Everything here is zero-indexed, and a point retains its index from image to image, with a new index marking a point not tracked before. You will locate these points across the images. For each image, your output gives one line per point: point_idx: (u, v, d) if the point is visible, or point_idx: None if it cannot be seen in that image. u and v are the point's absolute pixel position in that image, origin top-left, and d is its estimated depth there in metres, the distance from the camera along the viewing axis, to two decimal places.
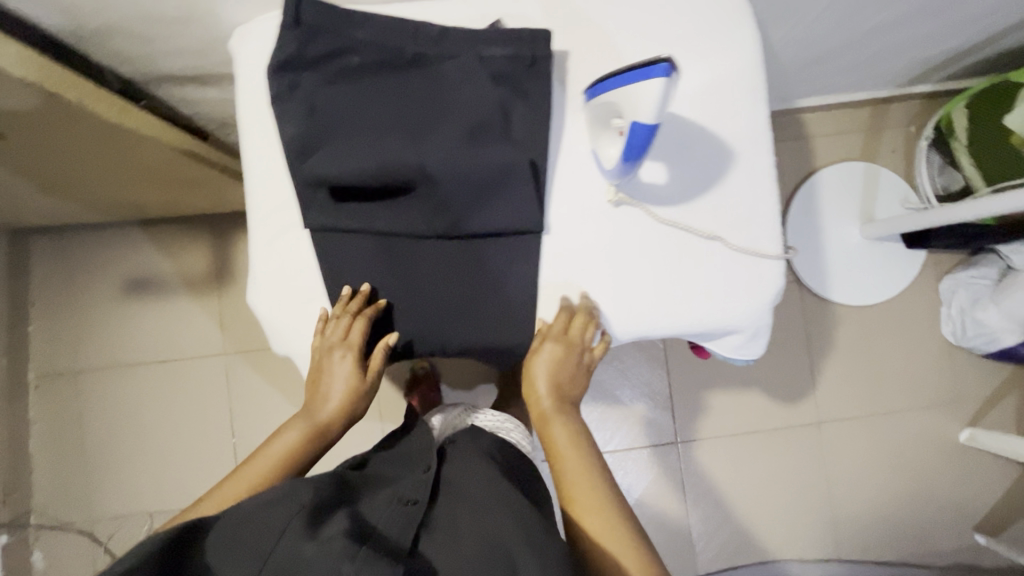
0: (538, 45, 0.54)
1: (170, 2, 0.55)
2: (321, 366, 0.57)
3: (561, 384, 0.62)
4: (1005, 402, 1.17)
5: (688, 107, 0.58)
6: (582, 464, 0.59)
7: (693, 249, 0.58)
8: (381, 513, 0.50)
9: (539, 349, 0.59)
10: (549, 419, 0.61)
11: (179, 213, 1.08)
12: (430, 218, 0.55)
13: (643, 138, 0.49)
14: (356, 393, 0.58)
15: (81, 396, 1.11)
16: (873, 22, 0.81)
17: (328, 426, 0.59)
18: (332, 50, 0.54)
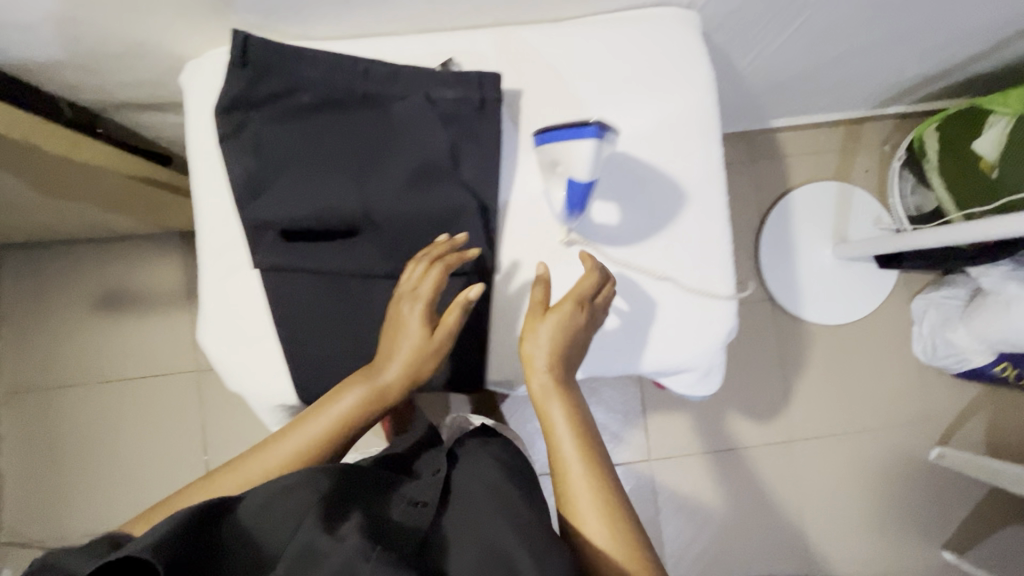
0: (487, 87, 0.54)
1: (116, 39, 0.54)
2: (392, 318, 0.53)
3: (563, 353, 0.54)
4: (975, 420, 1.19)
5: (641, 147, 0.58)
6: (583, 451, 0.52)
7: (646, 288, 0.58)
8: (394, 515, 0.47)
9: (551, 313, 0.54)
10: (549, 396, 0.54)
11: (148, 230, 1.07)
12: (381, 260, 0.54)
13: (581, 193, 0.52)
14: (425, 354, 0.53)
15: (49, 413, 1.10)
16: (837, 52, 0.81)
17: (389, 389, 0.53)
18: (279, 89, 0.53)
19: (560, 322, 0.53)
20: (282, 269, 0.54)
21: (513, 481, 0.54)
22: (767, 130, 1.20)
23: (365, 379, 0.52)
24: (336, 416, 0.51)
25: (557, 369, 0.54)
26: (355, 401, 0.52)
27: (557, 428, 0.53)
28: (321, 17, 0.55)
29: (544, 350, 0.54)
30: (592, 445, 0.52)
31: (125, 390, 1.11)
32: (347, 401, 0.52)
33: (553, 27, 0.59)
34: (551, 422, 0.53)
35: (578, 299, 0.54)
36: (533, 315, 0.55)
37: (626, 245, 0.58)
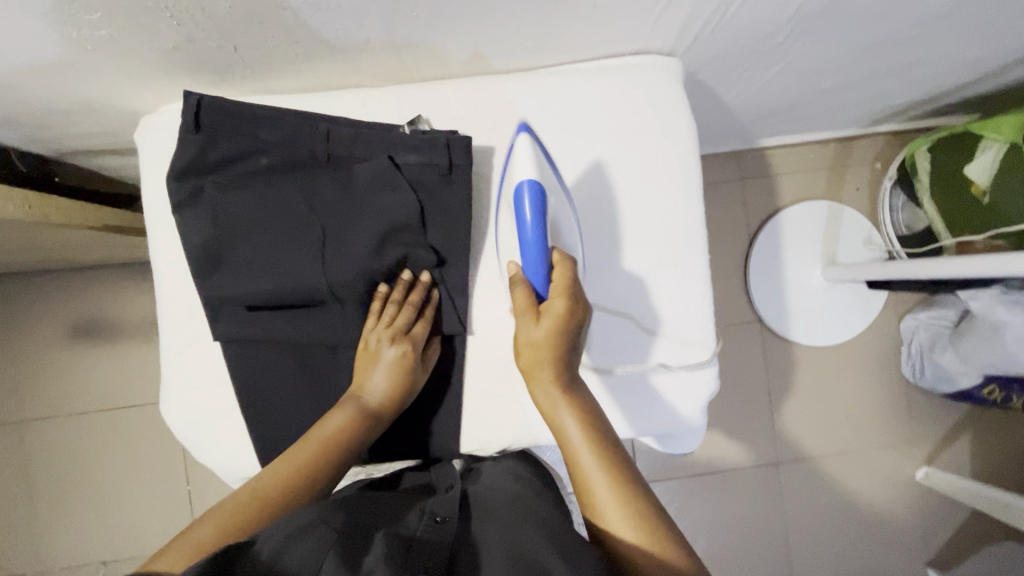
0: (454, 152, 0.52)
1: (63, 100, 0.51)
2: (370, 354, 0.53)
3: (565, 359, 0.51)
4: (960, 440, 1.19)
5: (612, 232, 0.58)
6: (598, 452, 0.49)
7: (627, 380, 0.59)
8: (417, 530, 0.43)
9: (545, 310, 0.51)
10: (558, 408, 0.50)
11: (120, 259, 1.04)
12: (349, 328, 0.54)
13: (531, 193, 0.51)
14: (409, 380, 0.53)
15: (25, 445, 1.08)
16: (826, 84, 0.79)
17: (379, 410, 0.52)
18: (236, 153, 0.51)
19: (558, 315, 0.51)
20: (244, 340, 0.53)
21: (538, 495, 0.52)
22: (756, 149, 1.18)
23: (351, 402, 0.52)
24: (321, 439, 0.50)
25: (558, 368, 0.51)
26: (344, 420, 0.51)
27: (568, 431, 0.50)
28: (282, 74, 0.52)
29: (541, 354, 0.51)
30: (605, 442, 0.49)
31: (103, 424, 1.09)
32: (333, 423, 0.51)
33: (527, 80, 0.57)
34: (563, 431, 0.50)
35: (567, 290, 0.51)
36: (526, 321, 0.52)
37: (608, 312, 0.58)
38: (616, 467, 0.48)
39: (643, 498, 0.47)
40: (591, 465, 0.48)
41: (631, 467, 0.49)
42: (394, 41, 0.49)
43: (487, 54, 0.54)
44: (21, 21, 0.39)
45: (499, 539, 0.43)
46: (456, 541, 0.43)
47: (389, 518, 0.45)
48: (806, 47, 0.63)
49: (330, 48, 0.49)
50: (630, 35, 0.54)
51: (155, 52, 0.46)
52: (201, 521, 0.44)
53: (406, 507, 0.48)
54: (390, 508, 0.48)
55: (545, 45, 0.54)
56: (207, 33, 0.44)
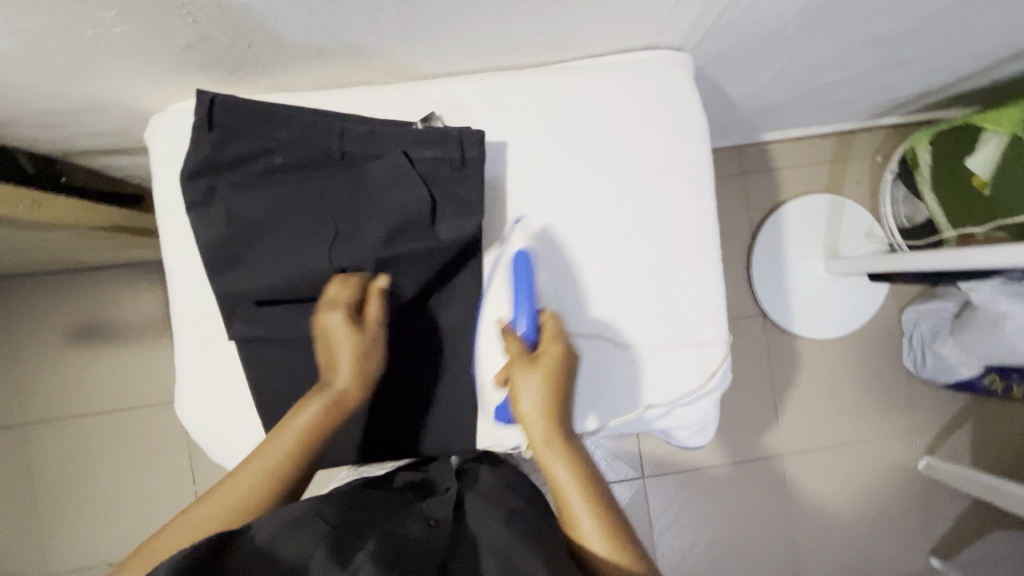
0: (467, 146, 0.52)
1: (73, 99, 0.51)
2: (331, 342, 0.50)
3: (558, 408, 0.53)
4: (960, 430, 1.20)
5: (602, 286, 0.58)
6: (588, 501, 0.51)
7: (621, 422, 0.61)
8: (409, 535, 0.45)
9: (539, 357, 0.53)
10: (552, 457, 0.52)
11: (124, 260, 1.03)
12: None
13: (525, 265, 0.56)
14: (372, 360, 0.51)
15: (30, 448, 1.07)
16: (830, 78, 0.79)
17: (347, 397, 0.50)
18: (250, 151, 0.51)
19: (554, 360, 0.53)
20: (257, 338, 0.52)
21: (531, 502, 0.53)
22: (758, 143, 1.19)
23: (321, 393, 0.50)
24: (292, 434, 0.49)
25: (553, 412, 0.52)
26: (315, 414, 0.49)
27: (557, 475, 0.52)
28: (295, 71, 0.52)
29: (538, 402, 0.52)
30: (595, 491, 0.52)
31: (108, 426, 1.08)
32: (303, 418, 0.49)
33: (540, 75, 0.57)
34: (555, 477, 0.52)
35: (556, 334, 0.55)
36: (519, 370, 0.53)
37: (623, 310, 0.58)
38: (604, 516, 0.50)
39: (630, 542, 0.50)
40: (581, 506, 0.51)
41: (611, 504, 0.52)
42: (408, 38, 0.49)
43: (500, 50, 0.54)
44: (36, 21, 0.39)
45: (485, 547, 0.46)
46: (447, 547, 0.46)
47: (386, 516, 0.47)
48: (813, 42, 0.63)
49: (344, 46, 0.49)
50: (642, 31, 0.55)
51: (169, 51, 0.45)
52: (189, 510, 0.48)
53: (404, 503, 0.50)
54: (387, 503, 0.49)
55: (557, 41, 0.54)
56: (222, 31, 0.43)
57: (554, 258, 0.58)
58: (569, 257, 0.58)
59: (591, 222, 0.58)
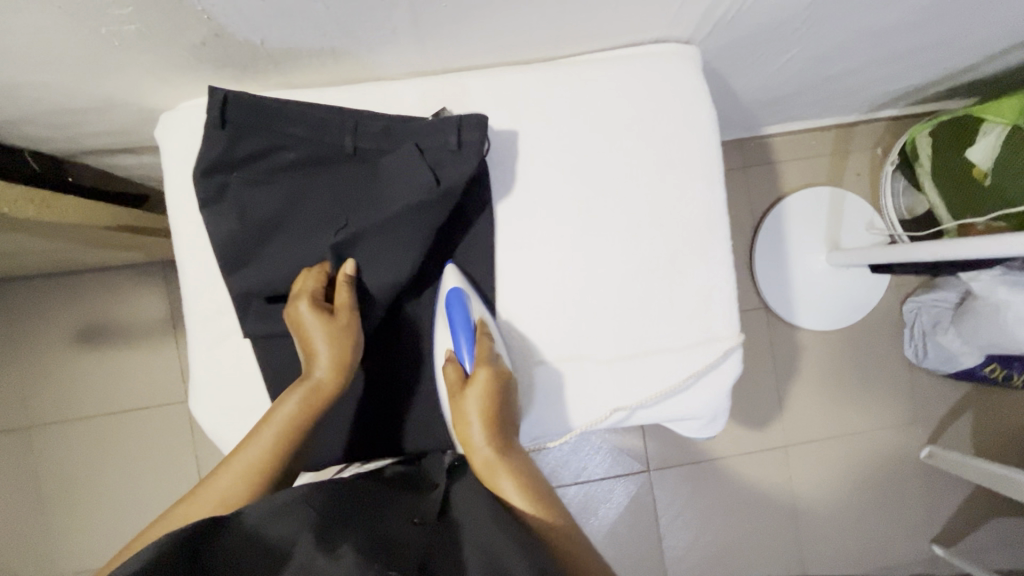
0: (465, 129, 0.52)
1: (84, 98, 0.51)
2: (305, 334, 0.51)
3: (498, 421, 0.53)
4: (962, 419, 1.21)
5: (545, 313, 0.59)
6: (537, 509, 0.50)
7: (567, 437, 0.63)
8: (394, 523, 0.44)
9: (470, 383, 0.53)
10: (495, 469, 0.51)
11: (128, 260, 1.03)
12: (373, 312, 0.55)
13: (457, 300, 0.56)
14: (348, 349, 0.52)
15: (35, 451, 1.07)
16: (834, 71, 0.79)
17: (325, 387, 0.51)
18: (263, 148, 0.51)
19: (484, 385, 0.53)
20: (272, 337, 0.53)
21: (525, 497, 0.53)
22: (759, 137, 1.19)
23: (300, 383, 0.51)
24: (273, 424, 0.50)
25: (493, 432, 0.52)
26: (294, 405, 0.50)
27: (505, 489, 0.51)
28: (306, 68, 0.52)
29: (477, 421, 0.52)
30: (543, 497, 0.51)
31: (112, 428, 1.08)
32: (285, 408, 0.50)
33: (549, 69, 0.57)
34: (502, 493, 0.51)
35: (488, 359, 0.54)
36: (456, 395, 0.54)
37: (633, 304, 0.59)
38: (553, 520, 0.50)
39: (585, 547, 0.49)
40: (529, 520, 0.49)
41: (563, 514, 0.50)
42: (419, 34, 0.49)
43: (510, 44, 0.54)
44: (48, 18, 0.39)
45: (470, 532, 0.45)
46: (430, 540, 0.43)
47: (373, 508, 0.47)
48: (820, 35, 0.64)
49: (356, 42, 0.49)
50: (651, 24, 0.55)
51: (180, 48, 0.45)
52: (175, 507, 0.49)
53: (389, 498, 0.49)
54: (372, 496, 0.49)
55: (567, 35, 0.54)
56: (236, 28, 0.43)
57: (561, 258, 0.58)
58: (517, 283, 0.59)
59: (601, 216, 0.59)
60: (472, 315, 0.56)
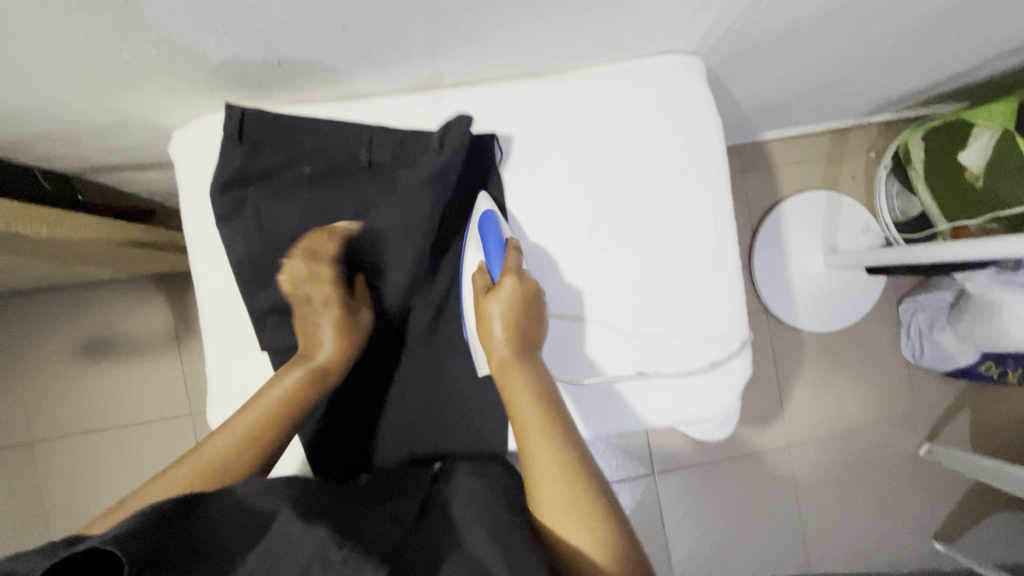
0: (453, 131, 0.52)
1: (100, 117, 0.51)
2: (313, 317, 0.54)
3: (519, 331, 0.55)
4: (959, 415, 1.23)
5: (562, 277, 0.60)
6: (544, 421, 0.51)
7: (591, 390, 0.61)
8: (376, 515, 0.44)
9: (496, 290, 0.55)
10: (509, 369, 0.54)
11: (132, 273, 1.03)
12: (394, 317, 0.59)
13: (491, 221, 0.57)
14: (353, 338, 0.55)
15: (38, 467, 1.06)
16: (831, 78, 0.81)
17: (328, 369, 0.53)
18: (280, 162, 0.52)
19: (512, 292, 0.54)
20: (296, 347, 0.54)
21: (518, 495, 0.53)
22: (756, 142, 1.21)
23: (300, 364, 0.52)
24: (270, 401, 0.50)
25: (515, 344, 0.55)
26: (295, 382, 0.51)
27: (518, 395, 0.53)
28: (321, 85, 0.53)
29: (501, 327, 0.54)
30: (552, 411, 0.52)
31: (116, 441, 1.07)
32: (284, 384, 0.51)
33: (559, 83, 0.59)
34: (513, 396, 0.53)
35: (515, 270, 0.55)
36: (484, 301, 0.56)
37: (646, 308, 0.60)
38: (557, 437, 0.51)
39: (584, 474, 0.49)
40: (537, 448, 0.50)
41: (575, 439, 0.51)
42: (434, 51, 0.50)
43: (521, 58, 0.55)
44: (74, 42, 0.39)
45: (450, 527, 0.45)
46: (406, 531, 0.43)
47: (357, 500, 0.46)
48: (819, 45, 0.65)
49: (372, 60, 0.50)
50: (658, 38, 0.56)
51: (199, 69, 0.46)
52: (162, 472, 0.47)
53: (376, 493, 0.49)
54: (358, 493, 0.48)
55: (577, 50, 0.56)
56: (256, 49, 0.44)
57: (578, 266, 0.60)
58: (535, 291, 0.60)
59: (613, 223, 0.60)
60: (504, 234, 0.57)
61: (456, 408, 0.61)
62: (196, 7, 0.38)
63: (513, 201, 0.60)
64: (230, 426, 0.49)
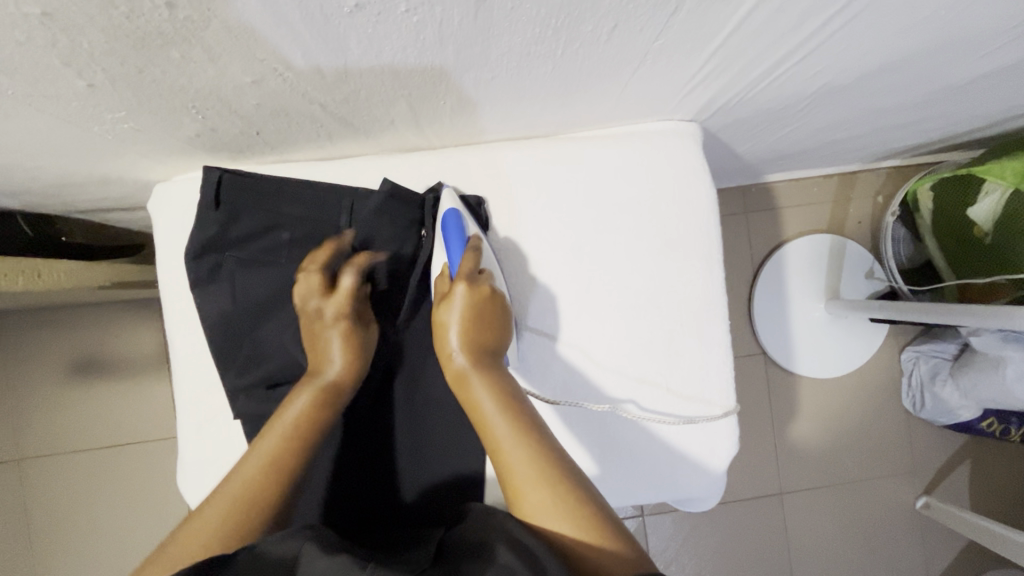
0: (429, 208, 0.55)
1: (79, 176, 0.51)
2: (323, 329, 0.52)
3: (471, 332, 0.52)
4: (959, 469, 1.20)
5: (550, 338, 0.59)
6: (514, 427, 0.48)
7: (590, 424, 0.59)
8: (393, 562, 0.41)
9: (449, 299, 0.52)
10: (467, 376, 0.51)
11: (122, 297, 1.02)
12: (377, 380, 0.58)
13: (453, 218, 0.53)
14: (361, 344, 0.53)
15: (22, 486, 1.05)
16: (836, 136, 0.79)
17: (340, 385, 0.52)
18: (257, 229, 0.53)
19: (464, 299, 0.52)
20: (263, 419, 0.54)
21: None
22: (760, 183, 1.19)
23: (310, 382, 0.51)
24: (286, 424, 0.49)
25: (473, 353, 0.52)
26: (307, 403, 0.50)
27: (483, 404, 0.50)
28: (303, 149, 0.52)
29: (457, 330, 0.52)
30: (519, 410, 0.50)
31: (102, 463, 1.07)
32: (297, 406, 0.50)
33: (550, 146, 0.58)
34: (477, 406, 0.50)
35: (468, 275, 0.52)
36: (440, 308, 0.53)
37: (629, 378, 0.58)
38: (534, 444, 0.48)
39: (574, 481, 0.46)
40: (510, 459, 0.47)
41: (554, 446, 0.48)
42: (419, 122, 0.49)
43: (510, 126, 0.54)
44: (43, 123, 0.38)
45: (478, 542, 0.43)
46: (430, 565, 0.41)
47: (384, 553, 0.45)
48: (823, 113, 0.63)
49: (353, 129, 0.48)
50: (652, 109, 0.55)
51: (176, 140, 0.45)
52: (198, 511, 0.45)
53: (405, 547, 0.47)
54: (387, 549, 0.47)
55: (567, 119, 0.54)
56: (231, 123, 0.43)
57: (567, 324, 0.58)
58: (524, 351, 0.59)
59: (597, 287, 0.58)
60: (467, 233, 0.54)
61: (428, 478, 0.58)
62: (166, 93, 0.37)
63: (497, 262, 0.57)
64: (253, 448, 0.48)
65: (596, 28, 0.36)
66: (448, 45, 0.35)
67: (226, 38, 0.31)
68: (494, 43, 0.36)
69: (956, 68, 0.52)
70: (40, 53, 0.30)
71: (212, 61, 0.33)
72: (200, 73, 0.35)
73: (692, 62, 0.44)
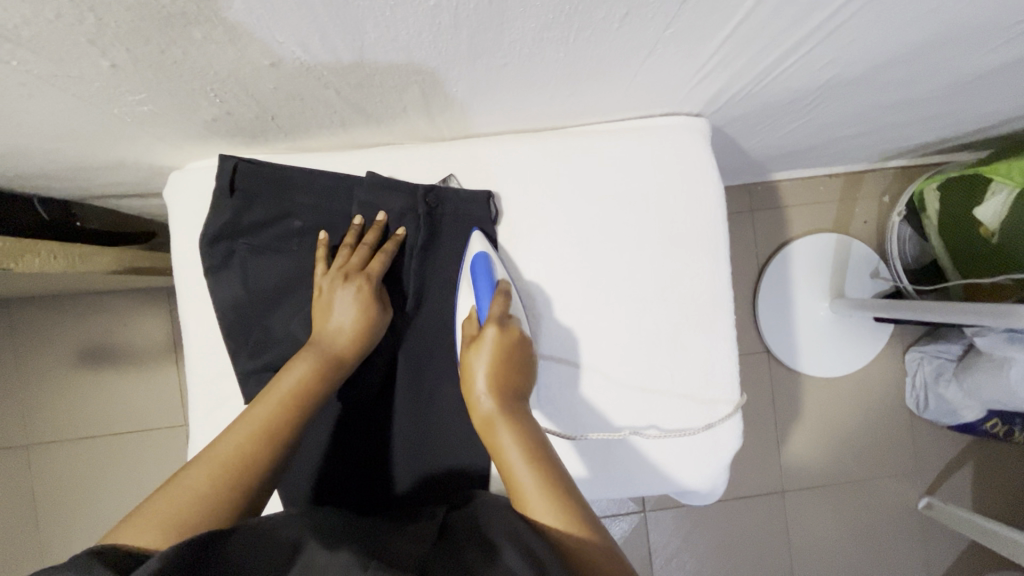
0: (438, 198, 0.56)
1: (97, 160, 0.52)
2: (332, 301, 0.54)
3: (501, 377, 0.52)
4: (962, 470, 1.20)
5: (556, 331, 0.59)
6: (531, 461, 0.48)
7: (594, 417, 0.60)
8: (394, 544, 0.41)
9: (478, 343, 0.53)
10: (495, 424, 0.51)
11: (131, 285, 1.03)
12: (383, 368, 0.59)
13: (483, 264, 0.56)
14: (371, 319, 0.54)
15: (30, 471, 1.07)
16: (845, 133, 0.79)
17: (340, 358, 0.53)
18: (270, 216, 0.54)
19: (494, 343, 0.53)
20: None
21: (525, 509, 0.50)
22: (767, 181, 1.19)
23: (310, 354, 0.52)
24: (282, 394, 0.50)
25: (500, 397, 0.52)
26: (306, 372, 0.51)
27: (505, 442, 0.49)
28: (316, 136, 0.53)
29: (487, 373, 0.52)
30: (542, 455, 0.49)
31: (109, 451, 1.08)
32: (294, 376, 0.51)
33: (559, 140, 0.58)
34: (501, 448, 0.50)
35: (498, 319, 0.53)
36: (470, 352, 0.54)
37: (635, 372, 0.59)
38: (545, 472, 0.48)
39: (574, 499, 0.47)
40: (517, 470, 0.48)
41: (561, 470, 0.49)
42: (430, 111, 0.50)
43: (519, 116, 0.55)
44: (65, 103, 0.39)
45: (480, 535, 0.43)
46: (431, 549, 0.41)
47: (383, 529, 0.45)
48: (831, 108, 0.64)
49: (367, 117, 0.49)
50: (661, 101, 0.55)
51: (193, 124, 0.46)
52: (188, 469, 0.45)
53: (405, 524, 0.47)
54: (385, 524, 0.47)
55: (577, 110, 0.55)
56: (247, 107, 0.44)
57: (574, 322, 0.59)
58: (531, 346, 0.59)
59: (604, 283, 0.59)
60: (495, 279, 0.55)
61: (432, 465, 0.59)
62: (186, 75, 0.37)
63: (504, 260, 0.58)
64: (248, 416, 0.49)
65: (608, 16, 0.37)
66: (462, 30, 0.36)
67: (248, 19, 0.32)
68: (508, 28, 0.36)
69: (964, 64, 0.52)
70: (68, 31, 0.31)
71: (233, 42, 0.34)
72: (220, 55, 0.35)
73: (702, 51, 0.44)
